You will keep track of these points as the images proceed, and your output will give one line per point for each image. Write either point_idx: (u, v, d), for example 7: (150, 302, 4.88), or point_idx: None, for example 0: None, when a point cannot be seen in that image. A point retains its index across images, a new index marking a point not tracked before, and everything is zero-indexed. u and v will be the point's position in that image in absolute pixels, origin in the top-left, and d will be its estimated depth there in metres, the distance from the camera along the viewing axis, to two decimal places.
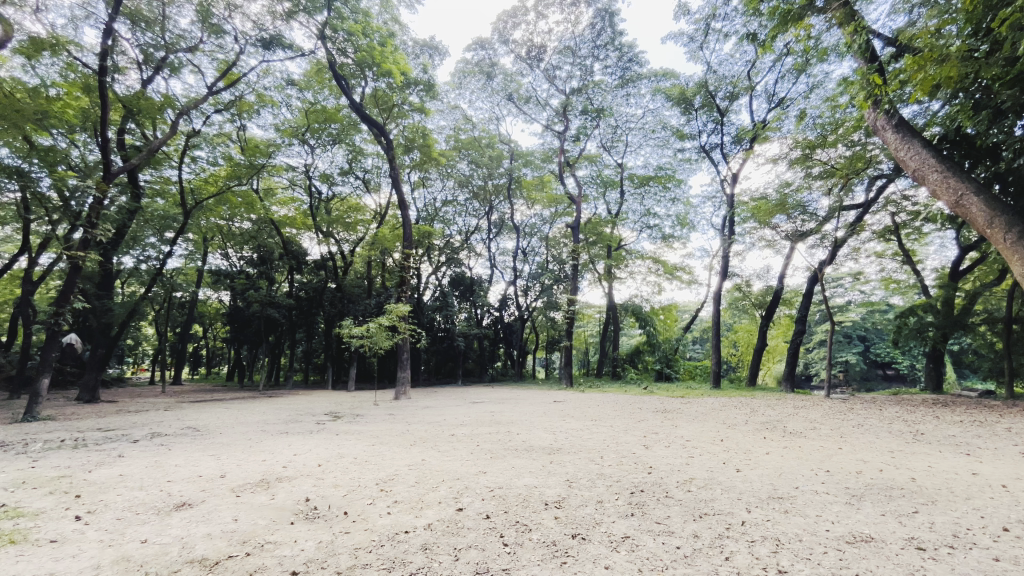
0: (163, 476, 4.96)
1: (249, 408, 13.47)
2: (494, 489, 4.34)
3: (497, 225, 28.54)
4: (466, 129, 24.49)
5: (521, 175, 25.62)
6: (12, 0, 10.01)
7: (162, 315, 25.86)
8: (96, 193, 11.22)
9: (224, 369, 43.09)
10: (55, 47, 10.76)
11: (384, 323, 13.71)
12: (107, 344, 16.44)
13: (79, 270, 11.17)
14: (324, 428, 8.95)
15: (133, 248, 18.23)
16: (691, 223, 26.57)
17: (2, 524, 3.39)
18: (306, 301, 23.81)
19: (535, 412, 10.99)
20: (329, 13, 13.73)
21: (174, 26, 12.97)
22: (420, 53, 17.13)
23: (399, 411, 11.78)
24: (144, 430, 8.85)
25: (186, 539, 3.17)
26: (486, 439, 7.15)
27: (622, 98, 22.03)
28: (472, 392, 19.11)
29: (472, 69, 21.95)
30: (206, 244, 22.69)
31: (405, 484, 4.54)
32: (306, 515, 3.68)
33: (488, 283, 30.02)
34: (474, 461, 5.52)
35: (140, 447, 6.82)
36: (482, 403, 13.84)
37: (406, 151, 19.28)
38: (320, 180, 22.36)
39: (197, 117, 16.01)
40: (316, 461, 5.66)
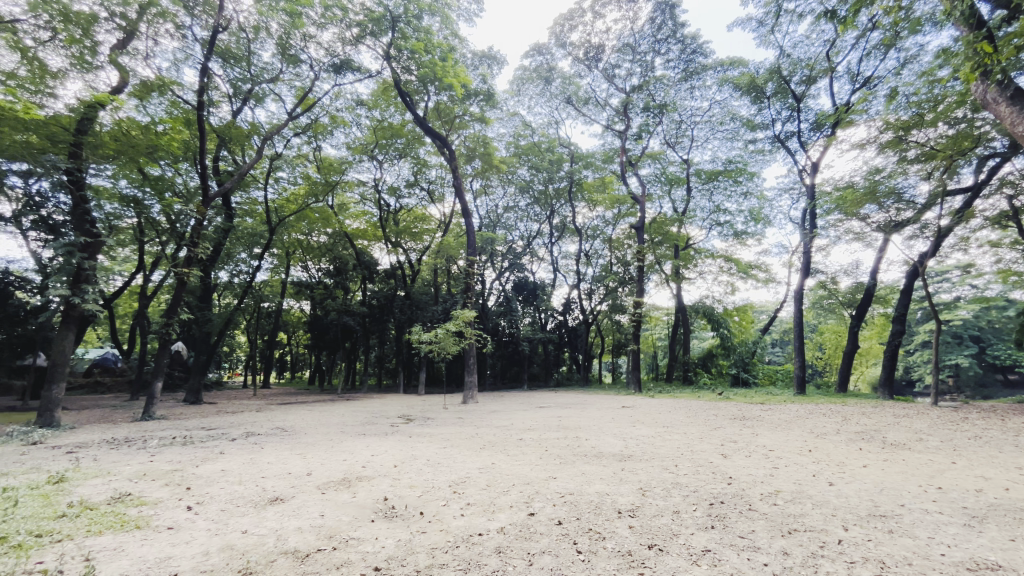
0: (258, 472, 5.41)
1: (329, 410, 14.38)
2: (565, 495, 4.30)
3: (559, 229, 28.46)
4: (525, 134, 24.69)
5: (581, 177, 25.17)
6: (128, 50, 11.52)
7: (253, 324, 28.27)
8: (196, 216, 12.54)
9: (307, 373, 46.22)
10: (161, 87, 12.20)
11: (452, 329, 14.02)
12: (207, 352, 18.20)
13: (184, 285, 12.44)
14: (398, 430, 9.33)
15: (227, 263, 20.16)
16: (767, 217, 24.87)
17: (129, 511, 3.84)
18: (377, 309, 24.86)
19: (604, 417, 10.81)
20: (393, 34, 14.56)
21: (258, 59, 14.21)
22: (479, 63, 17.49)
23: (468, 415, 12.03)
24: (240, 429, 9.67)
25: (280, 531, 3.42)
26: (555, 444, 7.12)
27: (686, 92, 21.21)
28: (541, 398, 19.03)
29: (530, 75, 22.07)
30: (289, 257, 24.55)
31: (478, 487, 4.63)
32: (385, 513, 3.86)
33: (551, 287, 29.96)
34: (544, 466, 5.52)
35: (237, 445, 7.49)
36: (548, 408, 13.79)
37: (468, 160, 19.72)
38: (389, 194, 23.51)
39: (279, 141, 17.42)
40: (392, 461, 5.92)
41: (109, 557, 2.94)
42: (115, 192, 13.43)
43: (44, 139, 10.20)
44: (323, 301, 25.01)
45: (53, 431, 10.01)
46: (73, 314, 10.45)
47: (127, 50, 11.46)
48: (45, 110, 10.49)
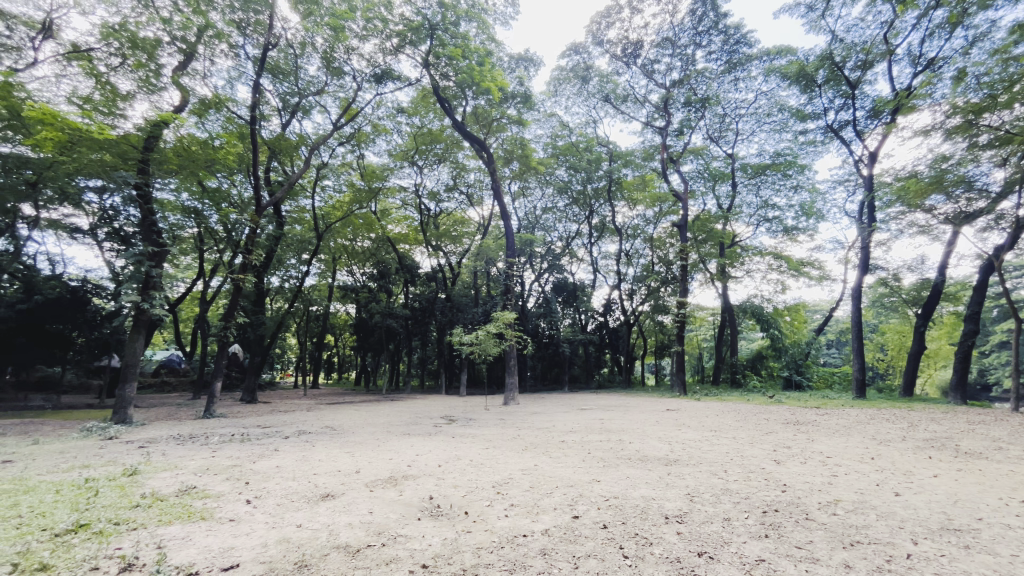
0: (311, 469, 5.63)
1: (375, 410, 14.78)
2: (609, 498, 4.24)
3: (598, 229, 28.11)
4: (563, 135, 24.56)
5: (621, 176, 24.73)
6: (188, 71, 12.32)
7: (302, 327, 29.51)
8: (250, 224, 13.24)
9: (353, 374, 47.73)
10: (217, 104, 12.96)
11: (492, 331, 14.11)
12: (261, 354, 19.14)
13: (241, 290, 13.14)
14: (441, 431, 9.47)
15: (278, 269, 21.18)
16: (819, 211, 23.63)
17: (193, 503, 4.09)
18: (419, 311, 25.37)
19: (648, 420, 10.58)
20: (432, 42, 14.88)
21: (305, 74, 14.82)
22: (516, 66, 17.53)
23: (509, 416, 12.07)
24: (292, 428, 10.11)
25: (332, 527, 3.54)
26: (598, 447, 7.03)
27: (730, 84, 20.47)
28: (582, 399, 18.82)
29: (567, 75, 21.96)
30: (336, 263, 25.46)
31: (520, 488, 4.63)
32: (430, 512, 3.93)
33: (591, 288, 29.60)
34: (587, 469, 5.46)
35: (290, 443, 7.84)
36: (590, 410, 13.62)
37: (506, 162, 19.82)
38: (429, 198, 24.04)
39: (325, 151, 18.13)
40: (436, 461, 6.01)
41: (179, 546, 3.15)
42: (178, 204, 14.38)
43: (116, 157, 11.05)
44: (368, 304, 25.84)
45: (127, 427, 10.82)
46: (142, 319, 11.22)
47: (187, 71, 12.27)
48: (117, 130, 11.35)
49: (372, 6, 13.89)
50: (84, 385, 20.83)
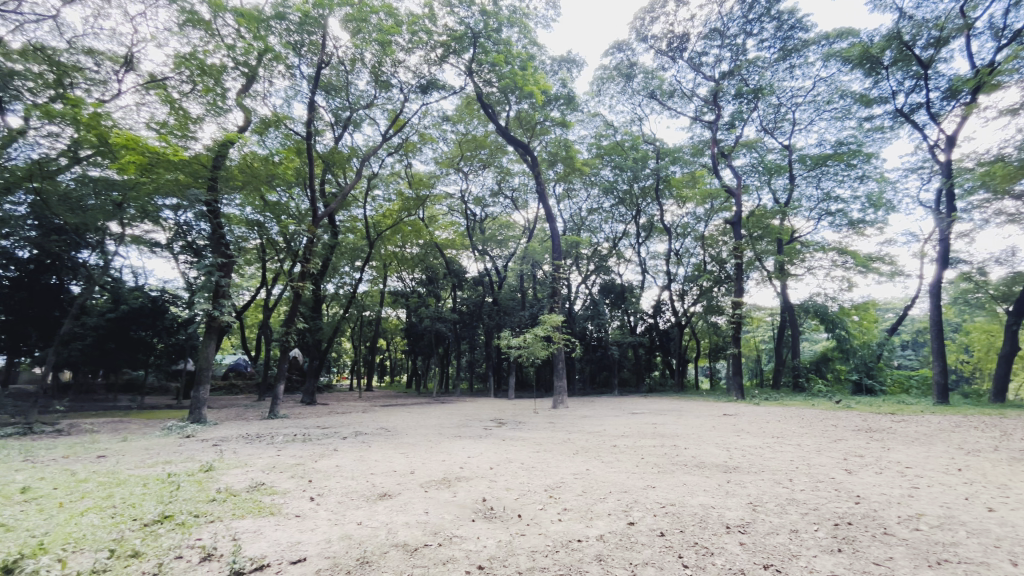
0: (368, 469, 5.83)
1: (426, 413, 15.06)
2: (666, 506, 4.12)
3: (646, 228, 27.40)
4: (608, 134, 24.16)
5: (669, 173, 24.09)
6: (250, 93, 13.15)
7: (357, 332, 30.65)
8: (307, 234, 13.93)
9: (404, 376, 49.09)
10: (276, 122, 13.80)
11: (540, 334, 14.05)
12: (319, 358, 20.04)
13: (300, 297, 13.80)
14: (491, 433, 9.55)
15: (333, 276, 22.16)
16: (890, 202, 21.96)
17: (262, 499, 4.34)
18: (467, 315, 25.75)
19: (704, 425, 10.18)
20: (475, 49, 15.16)
21: (355, 88, 15.46)
22: (558, 68, 17.44)
23: (559, 419, 11.99)
24: (349, 429, 10.52)
25: (390, 525, 3.65)
26: (651, 452, 6.85)
27: (785, 72, 19.47)
28: (634, 403, 18.35)
29: (610, 74, 21.60)
30: (386, 269, 26.30)
31: (573, 492, 4.59)
32: (484, 514, 3.97)
33: (640, 289, 28.91)
34: (641, 475, 5.33)
35: (348, 443, 8.14)
36: (642, 414, 13.26)
37: (551, 164, 19.76)
38: (475, 203, 24.41)
39: (375, 161, 18.81)
40: (488, 464, 6.06)
41: (251, 539, 3.34)
42: (242, 218, 15.32)
43: (189, 176, 11.96)
44: (417, 309, 26.49)
45: (201, 426, 11.61)
46: (213, 325, 12.01)
47: (250, 93, 13.11)
48: (189, 151, 12.27)
49: (417, 20, 14.31)
50: (163, 386, 22.64)
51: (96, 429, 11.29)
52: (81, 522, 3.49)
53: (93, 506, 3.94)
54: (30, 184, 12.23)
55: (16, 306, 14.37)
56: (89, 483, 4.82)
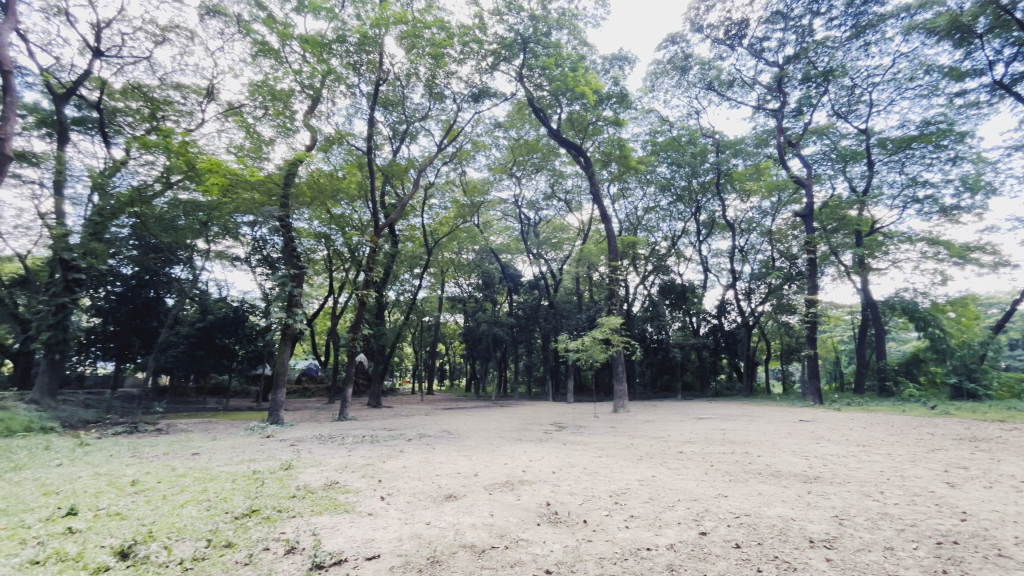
0: (434, 470, 5.99)
1: (486, 416, 15.22)
2: (740, 516, 3.91)
3: (707, 225, 26.25)
4: (663, 130, 23.40)
5: (730, 167, 22.98)
6: (316, 113, 14.02)
7: (417, 336, 31.61)
8: (370, 245, 14.57)
9: (463, 380, 50.03)
10: (339, 139, 14.61)
11: (598, 336, 13.78)
12: (384, 362, 20.83)
13: (364, 304, 14.42)
14: (551, 437, 9.53)
15: (395, 283, 23.03)
16: (990, 184, 19.68)
17: (337, 497, 4.58)
18: (524, 319, 25.86)
19: (778, 432, 9.57)
20: (525, 55, 15.32)
21: (411, 102, 16.05)
22: (610, 67, 17.18)
23: (621, 424, 11.72)
24: (413, 431, 10.86)
25: (457, 526, 3.73)
26: (721, 459, 6.53)
27: (858, 51, 18.04)
28: (699, 408, 17.55)
29: (664, 68, 20.95)
30: (444, 275, 26.97)
31: (639, 499, 4.46)
32: (549, 518, 3.96)
33: (702, 288, 27.69)
34: (711, 483, 5.10)
35: (413, 445, 8.41)
36: (710, 419, 12.68)
37: (604, 164, 19.39)
38: (528, 207, 24.52)
39: (432, 171, 19.37)
40: (550, 468, 6.03)
41: (329, 534, 3.54)
42: (311, 231, 16.28)
43: (264, 195, 12.89)
44: (475, 313, 26.94)
45: (280, 426, 12.42)
46: (289, 332, 12.80)
47: (315, 113, 13.98)
48: (263, 171, 13.25)
49: (468, 30, 14.64)
50: (246, 390, 24.44)
51: (191, 429, 12.41)
52: (181, 513, 3.85)
53: (191, 499, 4.33)
54: (131, 209, 13.82)
55: (123, 318, 16.23)
56: (186, 478, 5.30)
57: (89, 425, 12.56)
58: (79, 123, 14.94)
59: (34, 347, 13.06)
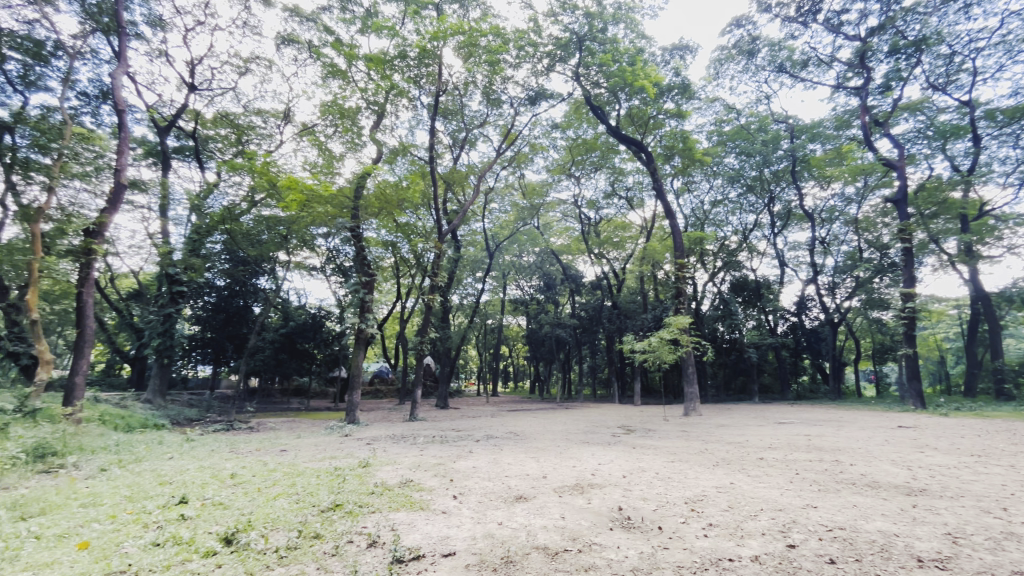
0: (503, 471, 6.07)
1: (552, 419, 15.17)
2: (833, 529, 3.62)
3: (782, 216, 24.57)
4: (730, 118, 22.18)
5: (807, 152, 21.35)
6: (381, 128, 14.72)
7: (481, 338, 32.14)
8: (435, 251, 15.05)
9: (527, 382, 50.21)
10: (403, 151, 15.24)
11: (666, 337, 13.28)
12: (450, 365, 21.37)
13: (430, 308, 14.87)
14: (620, 440, 9.31)
15: (459, 287, 23.61)
16: None
17: (412, 494, 4.77)
18: (587, 319, 25.57)
19: (872, 438, 8.75)
20: (581, 53, 15.25)
21: (469, 110, 16.43)
22: (670, 57, 16.56)
23: (693, 428, 11.22)
24: (481, 432, 11.04)
25: (529, 527, 3.75)
26: (807, 467, 6.08)
27: (957, 13, 16.14)
28: (780, 412, 16.40)
29: (729, 53, 19.89)
30: (505, 278, 27.29)
31: (718, 507, 4.26)
32: (622, 523, 3.88)
33: (779, 284, 25.92)
34: (798, 492, 4.76)
35: (481, 446, 8.57)
36: (793, 424, 11.83)
37: (667, 159, 18.69)
38: (588, 207, 24.21)
39: (492, 175, 19.65)
40: (621, 472, 5.91)
41: (407, 530, 3.69)
42: (379, 240, 17.10)
43: (336, 208, 13.69)
44: (537, 316, 26.98)
45: (356, 425, 13.13)
46: (362, 336, 13.49)
47: (381, 127, 14.68)
48: (335, 185, 14.10)
49: (524, 34, 14.76)
50: (324, 391, 26.04)
51: (279, 427, 13.40)
52: (275, 505, 4.19)
53: (282, 492, 4.69)
54: (223, 226, 15.23)
55: (218, 326, 17.84)
56: (276, 473, 5.75)
57: (193, 423, 13.93)
58: (178, 151, 16.66)
59: (148, 352, 14.65)
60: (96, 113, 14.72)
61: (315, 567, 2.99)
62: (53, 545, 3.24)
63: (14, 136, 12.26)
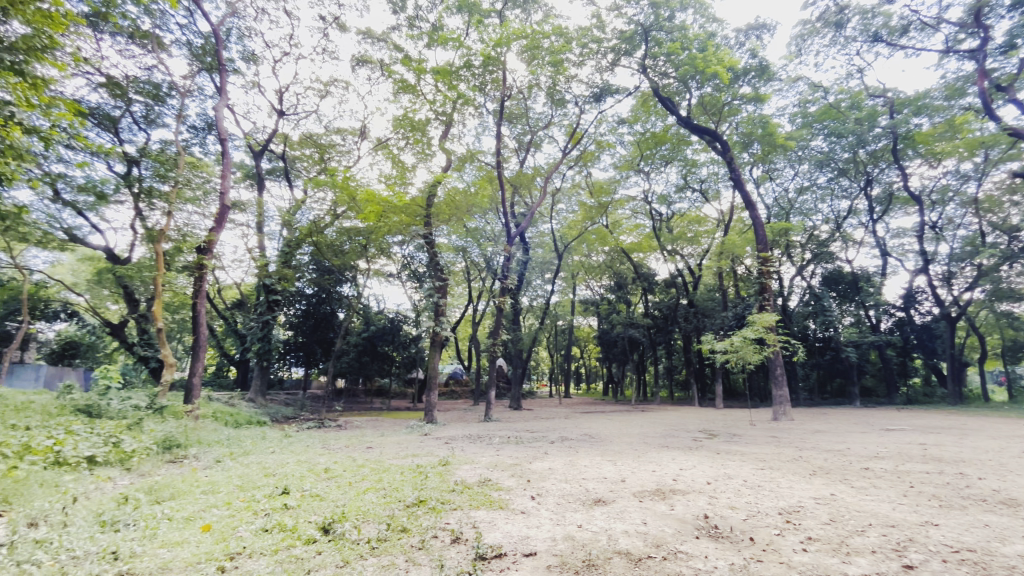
0: (580, 473, 6.01)
1: (628, 421, 14.79)
2: (961, 550, 3.20)
3: (882, 201, 22.16)
4: (816, 98, 20.36)
5: (911, 128, 19.11)
6: (450, 137, 15.20)
7: (552, 339, 32.14)
8: (505, 254, 15.26)
9: (599, 384, 49.39)
10: (471, 157, 15.62)
11: (750, 336, 12.44)
12: (522, 366, 21.60)
13: (501, 311, 15.08)
14: (702, 445, 8.88)
15: (529, 289, 23.80)
16: None
17: (491, 493, 4.86)
18: (661, 319, 24.77)
19: (1006, 450, 7.63)
20: (648, 45, 14.82)
21: (534, 112, 16.51)
22: (746, 38, 15.57)
23: (785, 434, 10.43)
24: (556, 434, 11.02)
25: (609, 532, 3.68)
26: (925, 480, 5.43)
27: None
28: (888, 418, 14.76)
29: (813, 27, 18.31)
30: (574, 279, 27.12)
31: (818, 520, 3.92)
32: (709, 532, 3.69)
33: (881, 276, 23.38)
34: (913, 508, 4.26)
35: (556, 447, 8.55)
36: (904, 432, 10.60)
37: (745, 147, 17.55)
38: (660, 202, 23.38)
39: (559, 176, 19.62)
40: (705, 478, 5.63)
41: (488, 528, 3.77)
42: (451, 245, 17.71)
43: (410, 217, 14.28)
44: (609, 316, 26.48)
45: (435, 425, 13.63)
46: (437, 339, 13.97)
47: (449, 136, 15.16)
48: (409, 194, 14.77)
49: (587, 31, 14.61)
50: (405, 391, 27.36)
51: (366, 425, 14.23)
52: (365, 499, 4.45)
53: (371, 487, 4.98)
54: (310, 239, 16.47)
55: (308, 331, 19.44)
56: (365, 468, 6.12)
57: (290, 420, 15.21)
58: (271, 172, 18.32)
59: (250, 356, 16.22)
60: (203, 143, 16.53)
61: (404, 559, 3.14)
62: (182, 527, 3.69)
63: (139, 167, 14.09)
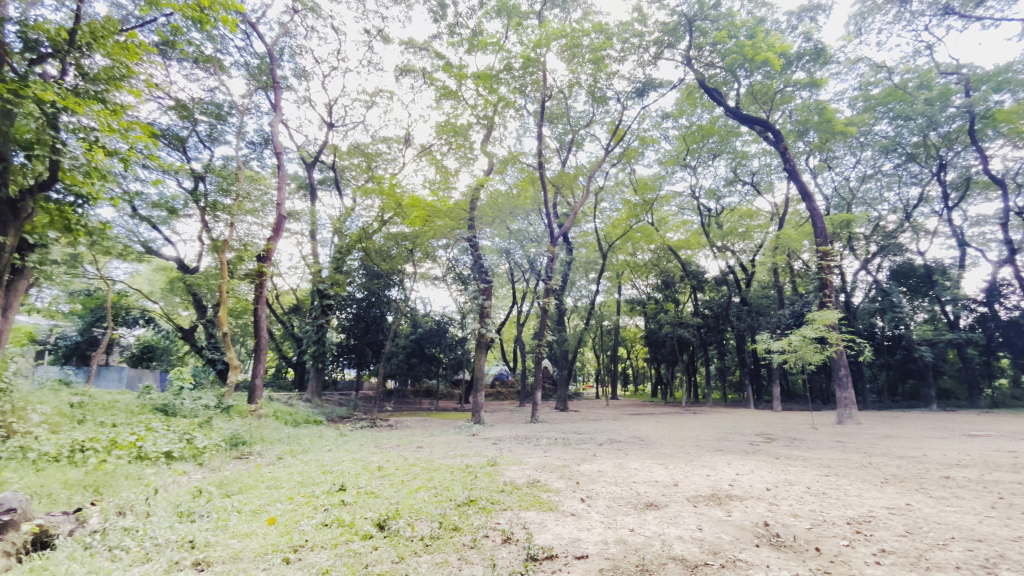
0: (630, 476, 5.89)
1: (678, 424, 14.33)
2: None
3: (958, 186, 20.42)
4: (879, 79, 18.98)
5: (991, 106, 17.45)
6: (491, 140, 15.34)
7: (599, 340, 31.71)
8: (548, 255, 15.18)
9: (648, 386, 48.13)
10: (513, 159, 15.68)
11: (809, 335, 11.76)
12: (567, 367, 21.43)
13: (545, 312, 15.01)
14: (759, 449, 8.46)
15: (573, 289, 23.61)
16: None
17: (540, 494, 4.86)
18: (712, 318, 23.95)
19: None
20: (692, 35, 14.41)
21: (575, 111, 16.37)
22: (799, 21, 14.78)
23: (851, 438, 9.76)
24: (604, 436, 10.84)
25: (663, 537, 3.60)
26: (1015, 491, 4.94)
27: None
28: (972, 422, 13.51)
29: (873, 4, 17.12)
30: (620, 278, 26.63)
31: (891, 531, 3.66)
32: (770, 541, 3.53)
33: (958, 268, 21.49)
34: (1002, 521, 3.89)
35: (605, 449, 8.42)
36: (990, 438, 9.67)
37: (800, 135, 16.64)
38: (708, 197, 22.57)
39: (601, 174, 19.34)
40: (764, 484, 5.37)
41: (538, 529, 3.77)
42: (494, 247, 17.83)
43: (454, 220, 14.48)
44: (656, 316, 25.81)
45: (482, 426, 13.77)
46: (483, 340, 14.09)
47: (490, 139, 15.30)
48: (452, 198, 15.00)
49: (628, 26, 14.37)
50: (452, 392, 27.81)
51: (415, 426, 14.54)
52: (417, 497, 4.57)
53: (422, 486, 5.10)
54: (360, 245, 17.03)
55: (359, 333, 19.92)
56: (416, 467, 6.27)
57: (344, 420, 15.81)
58: (323, 182, 19.17)
59: (307, 358, 16.97)
60: (260, 157, 17.51)
61: (457, 557, 3.20)
62: (250, 519, 3.92)
63: (205, 183, 15.11)
